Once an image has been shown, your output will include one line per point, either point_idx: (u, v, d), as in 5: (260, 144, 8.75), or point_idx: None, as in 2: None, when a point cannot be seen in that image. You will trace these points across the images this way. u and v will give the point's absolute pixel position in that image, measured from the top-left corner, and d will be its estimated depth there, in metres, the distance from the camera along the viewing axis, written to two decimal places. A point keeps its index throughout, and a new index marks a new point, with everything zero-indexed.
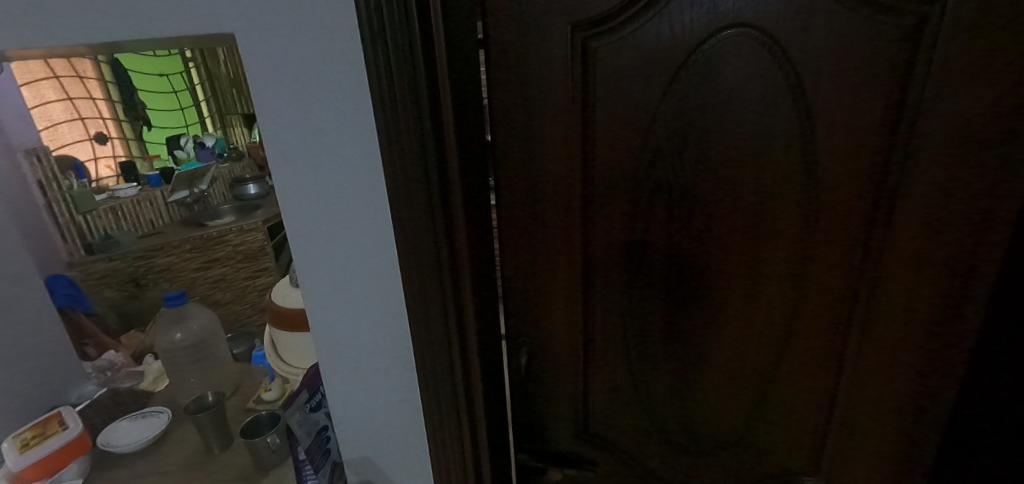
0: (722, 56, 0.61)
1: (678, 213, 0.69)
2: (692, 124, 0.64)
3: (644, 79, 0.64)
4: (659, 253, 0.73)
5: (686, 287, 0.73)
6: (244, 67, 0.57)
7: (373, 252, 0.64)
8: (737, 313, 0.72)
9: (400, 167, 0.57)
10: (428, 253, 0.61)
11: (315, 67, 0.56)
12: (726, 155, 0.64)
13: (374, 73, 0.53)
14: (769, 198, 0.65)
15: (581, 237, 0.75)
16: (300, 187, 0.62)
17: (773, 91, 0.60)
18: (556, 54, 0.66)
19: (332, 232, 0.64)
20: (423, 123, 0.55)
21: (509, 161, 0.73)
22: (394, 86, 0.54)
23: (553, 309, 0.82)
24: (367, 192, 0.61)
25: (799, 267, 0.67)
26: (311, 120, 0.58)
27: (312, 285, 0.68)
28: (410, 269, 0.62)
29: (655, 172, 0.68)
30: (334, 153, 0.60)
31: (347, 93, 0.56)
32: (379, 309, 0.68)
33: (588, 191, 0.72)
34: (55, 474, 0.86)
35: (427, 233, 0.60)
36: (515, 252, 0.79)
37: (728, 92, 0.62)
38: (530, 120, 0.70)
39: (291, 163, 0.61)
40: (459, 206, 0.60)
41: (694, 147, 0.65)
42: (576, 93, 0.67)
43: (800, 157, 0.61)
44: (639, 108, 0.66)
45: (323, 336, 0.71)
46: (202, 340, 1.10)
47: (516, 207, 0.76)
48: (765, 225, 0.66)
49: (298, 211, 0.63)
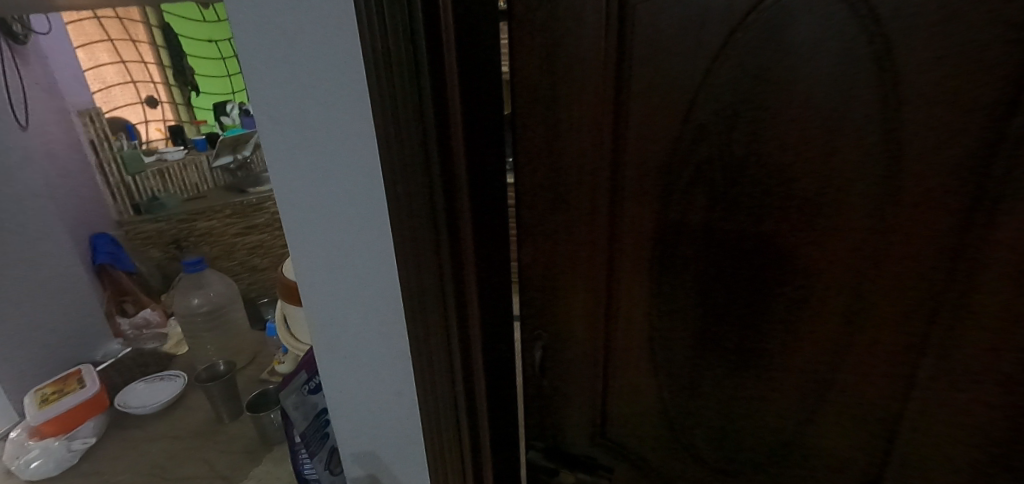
0: (782, 16, 0.50)
1: (718, 205, 0.60)
2: (742, 101, 0.54)
3: (687, 43, 0.55)
4: (694, 249, 0.64)
5: (717, 289, 0.65)
6: (239, 26, 0.54)
7: (365, 231, 0.60)
8: (780, 323, 0.62)
9: (398, 136, 0.51)
10: (425, 235, 0.55)
11: (304, 22, 0.51)
12: (772, 139, 0.55)
13: (369, 28, 0.48)
14: (827, 194, 0.54)
15: (604, 226, 0.67)
16: (287, 154, 0.59)
17: (845, 59, 0.49)
18: (588, 11, 0.57)
19: (319, 204, 0.60)
20: (420, 89, 0.48)
21: (531, 137, 0.66)
22: (392, 44, 0.47)
23: (573, 301, 0.74)
24: (358, 166, 0.56)
25: (861, 276, 0.56)
26: (300, 81, 0.54)
27: (302, 258, 0.65)
28: (407, 251, 0.57)
29: (696, 157, 0.59)
30: (326, 122, 0.55)
31: (336, 55, 0.51)
32: (369, 292, 0.64)
33: (613, 174, 0.64)
34: (74, 430, 1.01)
35: (424, 213, 0.54)
36: (534, 238, 0.73)
37: (786, 62, 0.51)
38: (556, 91, 0.62)
39: (281, 128, 0.58)
40: (462, 185, 0.53)
41: (742, 129, 0.56)
42: (605, 59, 0.59)
43: (871, 145, 0.51)
44: (681, 79, 0.56)
45: (314, 312, 0.69)
46: (218, 307, 1.11)
47: (536, 187, 0.69)
48: (825, 225, 0.56)
49: (288, 180, 0.61)
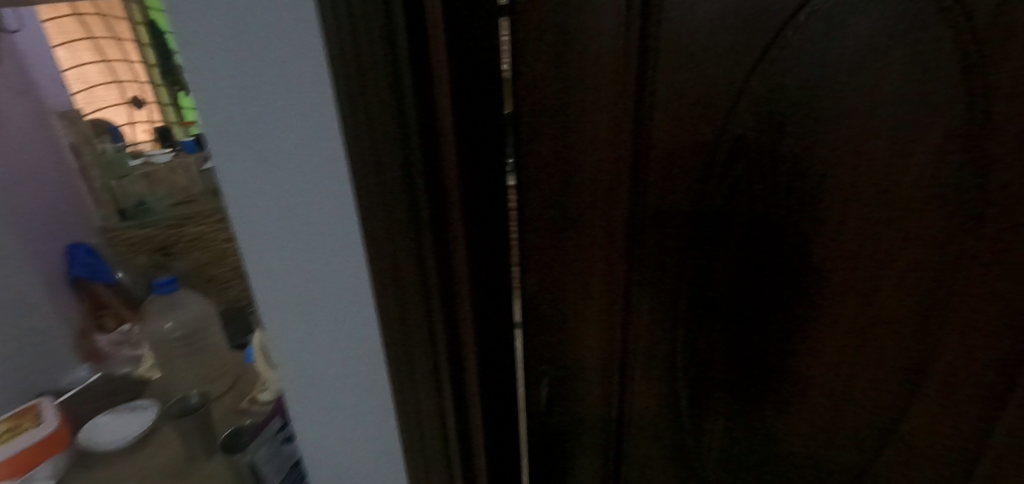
0: (840, 7, 0.42)
1: (759, 231, 0.52)
2: (789, 116, 0.47)
3: (722, 47, 0.47)
4: (728, 280, 0.56)
5: (744, 319, 0.58)
6: (177, 32, 0.45)
7: (336, 267, 0.52)
8: (811, 353, 0.56)
9: (375, 158, 0.43)
10: (409, 270, 0.47)
11: (256, 21, 0.43)
12: (818, 154, 0.47)
13: (334, 27, 0.39)
14: (878, 216, 0.47)
15: (614, 248, 0.60)
16: (241, 176, 0.50)
17: (913, 59, 0.41)
18: (602, 11, 0.50)
19: (280, 233, 0.52)
20: (402, 101, 0.41)
21: (537, 153, 0.58)
22: (364, 46, 0.39)
23: (582, 336, 0.67)
24: (324, 192, 0.48)
25: (907, 309, 0.50)
26: (254, 91, 0.46)
27: (264, 297, 0.57)
28: (389, 291, 0.48)
29: (731, 179, 0.51)
30: (286, 144, 0.47)
31: (296, 66, 0.44)
32: (344, 331, 0.56)
33: (627, 191, 0.57)
34: (29, 473, 0.84)
35: (409, 245, 0.46)
36: (540, 266, 0.65)
37: (841, 63, 0.43)
38: (565, 103, 0.54)
39: (233, 151, 0.49)
40: (455, 207, 0.46)
41: (788, 147, 0.48)
42: (622, 59, 0.51)
43: (933, 161, 0.44)
44: (716, 88, 0.49)
45: (280, 352, 0.61)
46: (196, 330, 0.99)
47: (543, 209, 0.61)
48: (873, 254, 0.49)
49: (243, 210, 0.52)
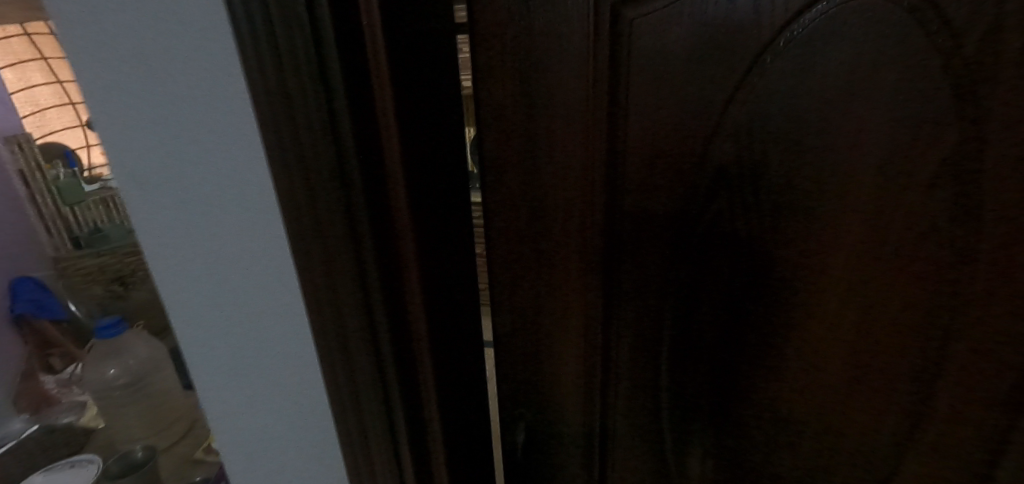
0: (824, 32, 0.40)
1: (737, 269, 0.50)
2: (765, 151, 0.45)
3: (693, 81, 0.44)
4: (708, 319, 0.54)
5: (724, 353, 0.55)
6: (85, 71, 0.41)
7: (276, 321, 0.47)
8: (792, 390, 0.54)
9: (311, 204, 0.39)
10: (355, 323, 0.43)
11: (166, 56, 0.38)
12: (790, 183, 0.45)
13: (258, 63, 0.35)
14: (858, 247, 0.45)
15: (585, 281, 0.57)
16: (161, 220, 0.46)
17: (894, 88, 0.39)
18: (570, 43, 0.47)
19: (208, 281, 0.47)
20: (341, 142, 0.36)
21: (506, 187, 0.55)
22: (294, 84, 0.35)
23: (558, 375, 0.64)
24: (257, 242, 0.44)
25: (894, 349, 0.48)
26: (168, 130, 0.41)
27: (203, 350, 0.52)
28: (335, 345, 0.44)
29: (708, 216, 0.49)
30: (213, 192, 0.43)
31: (217, 109, 0.39)
32: (285, 385, 0.51)
33: (599, 224, 0.54)
34: None
35: (355, 296, 0.42)
36: (513, 302, 0.62)
37: (822, 90, 0.41)
38: (533, 137, 0.52)
39: (157, 197, 0.44)
40: (410, 255, 0.42)
41: (765, 184, 0.46)
42: (593, 87, 0.48)
43: (918, 193, 0.42)
44: (689, 123, 0.46)
45: (218, 405, 0.55)
46: (141, 378, 0.90)
47: (514, 245, 0.58)
48: (857, 292, 0.47)
49: (172, 260, 0.47)
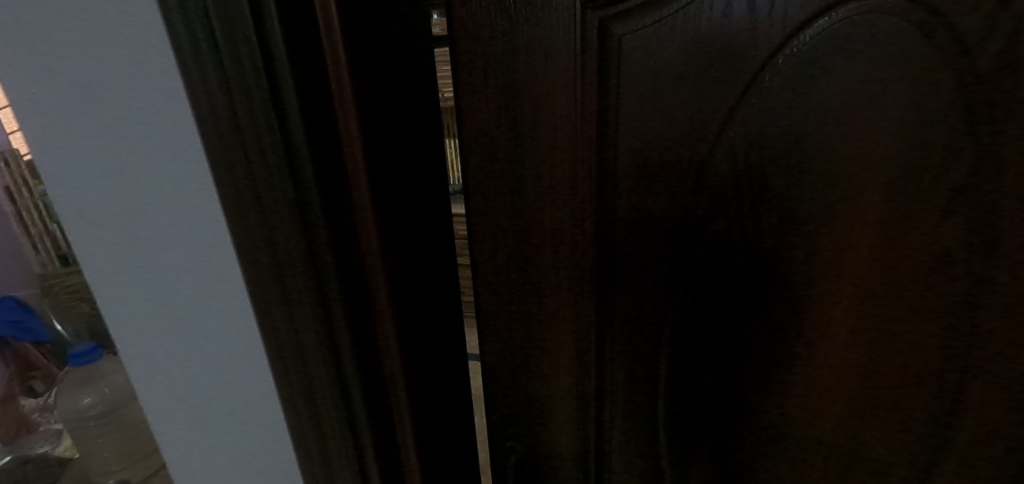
0: (826, 48, 0.37)
1: (736, 295, 0.47)
2: (766, 173, 0.42)
3: (686, 100, 0.42)
4: (706, 347, 0.51)
5: (723, 382, 0.52)
6: (19, 99, 0.38)
7: (235, 355, 0.45)
8: (796, 422, 0.51)
9: (269, 238, 0.36)
10: (320, 363, 0.40)
11: (107, 81, 0.36)
12: (790, 206, 0.42)
13: (207, 89, 0.32)
14: (856, 272, 0.43)
15: (574, 308, 0.54)
16: (105, 252, 0.43)
17: (890, 107, 0.37)
18: (556, 62, 0.44)
19: (158, 315, 0.45)
20: (299, 173, 0.33)
21: (493, 210, 0.52)
22: (248, 111, 0.32)
23: (548, 405, 0.61)
24: (211, 273, 0.41)
25: (901, 382, 0.45)
26: (111, 159, 0.39)
27: (159, 388, 0.49)
28: (299, 387, 0.41)
29: (706, 240, 0.46)
30: (161, 222, 0.40)
31: (162, 135, 0.37)
32: (245, 424, 0.48)
33: (591, 248, 0.51)
34: None
35: (319, 334, 0.39)
36: (501, 329, 0.59)
37: (822, 109, 0.39)
38: (520, 158, 0.49)
39: (101, 229, 0.42)
40: (382, 287, 0.39)
41: (765, 207, 0.43)
42: (581, 107, 0.45)
43: (921, 218, 0.39)
44: (683, 144, 0.43)
45: (178, 446, 0.52)
46: (118, 406, 0.88)
47: (503, 269, 0.55)
48: (865, 322, 0.44)
49: (121, 294, 0.45)
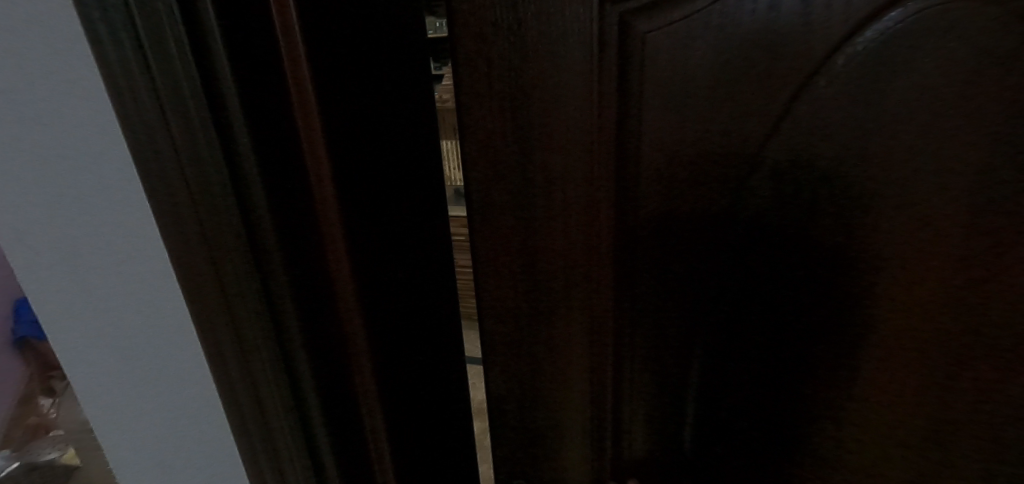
0: (898, 49, 0.32)
1: (778, 323, 0.43)
2: (816, 190, 0.37)
3: (722, 111, 0.37)
4: (744, 379, 0.46)
5: (756, 416, 0.47)
6: None
7: (192, 381, 0.41)
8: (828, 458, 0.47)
9: (215, 272, 0.32)
10: (277, 406, 0.36)
11: (10, 68, 0.31)
12: (845, 225, 0.37)
13: (146, 101, 0.27)
14: (895, 303, 0.38)
15: (591, 338, 0.49)
16: (28, 277, 0.38)
17: (936, 120, 0.33)
18: (571, 69, 0.39)
19: (88, 331, 0.40)
20: (247, 200, 0.30)
21: (501, 230, 0.47)
22: (191, 127, 0.27)
23: (557, 441, 0.56)
24: (156, 293, 0.37)
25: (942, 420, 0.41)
26: (25, 174, 0.34)
27: (109, 421, 0.44)
28: (255, 431, 0.37)
29: (747, 264, 0.41)
30: (92, 242, 0.36)
31: (81, 145, 0.33)
32: (199, 448, 0.44)
33: (611, 273, 0.46)
34: None
35: (274, 376, 0.35)
36: (509, 359, 0.53)
37: (872, 122, 0.34)
38: (531, 175, 0.44)
39: (22, 251, 0.37)
40: (355, 318, 0.36)
41: (815, 229, 0.38)
42: (599, 117, 0.40)
43: (960, 245, 0.35)
44: (719, 159, 0.38)
45: (132, 477, 0.48)
46: None
47: (511, 295, 0.50)
48: (911, 355, 0.40)
49: (52, 322, 0.40)
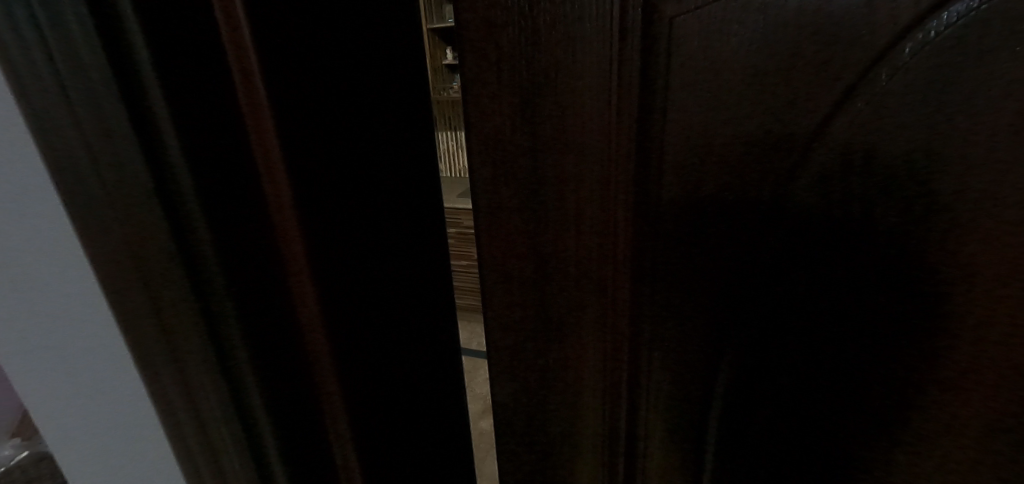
0: (982, 37, 0.27)
1: (818, 351, 0.37)
2: (864, 198, 0.32)
3: (758, 105, 0.32)
4: (774, 414, 0.40)
5: (788, 460, 0.41)
6: None
7: (105, 362, 0.41)
8: None
9: (144, 268, 0.34)
10: (208, 389, 0.38)
11: None
12: (904, 242, 0.32)
13: (65, 94, 0.29)
14: (966, 340, 0.33)
15: (607, 350, 0.45)
16: None
17: (1009, 124, 0.28)
18: (590, 56, 0.35)
19: (13, 322, 0.40)
20: (176, 198, 0.32)
21: (510, 231, 0.43)
22: (102, 112, 0.30)
23: (561, 459, 0.52)
24: (59, 271, 0.38)
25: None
26: None
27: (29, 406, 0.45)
28: (190, 421, 0.39)
29: (782, 278, 0.36)
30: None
31: None
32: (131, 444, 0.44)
33: (628, 280, 0.42)
34: None
35: (206, 358, 0.37)
36: (517, 368, 0.50)
37: (940, 120, 0.29)
38: (542, 173, 0.40)
39: None
40: (311, 306, 0.38)
41: (865, 242, 0.33)
42: (619, 110, 0.36)
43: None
44: (754, 158, 0.34)
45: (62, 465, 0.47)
46: None
47: (519, 301, 0.46)
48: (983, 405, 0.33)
49: None
